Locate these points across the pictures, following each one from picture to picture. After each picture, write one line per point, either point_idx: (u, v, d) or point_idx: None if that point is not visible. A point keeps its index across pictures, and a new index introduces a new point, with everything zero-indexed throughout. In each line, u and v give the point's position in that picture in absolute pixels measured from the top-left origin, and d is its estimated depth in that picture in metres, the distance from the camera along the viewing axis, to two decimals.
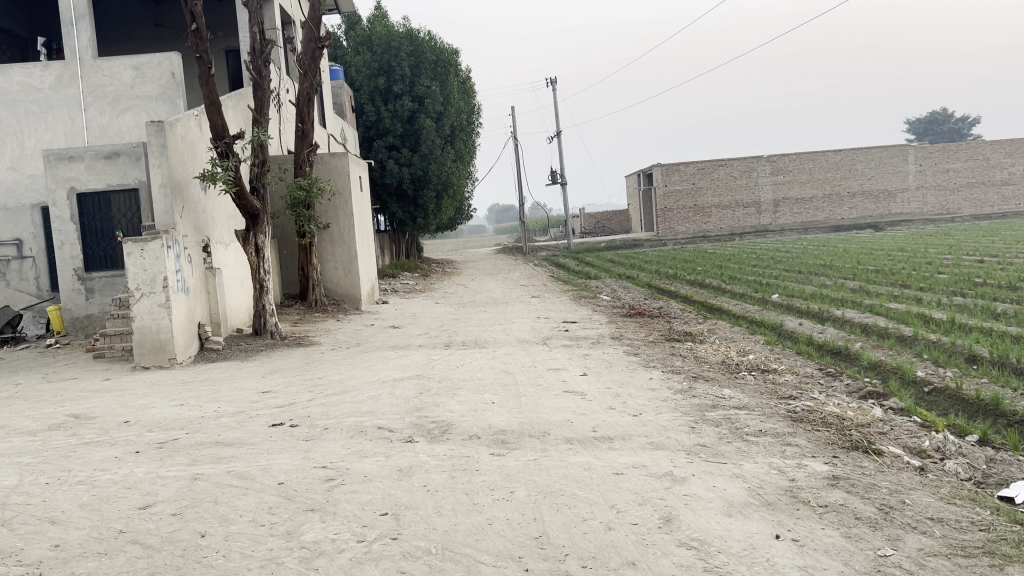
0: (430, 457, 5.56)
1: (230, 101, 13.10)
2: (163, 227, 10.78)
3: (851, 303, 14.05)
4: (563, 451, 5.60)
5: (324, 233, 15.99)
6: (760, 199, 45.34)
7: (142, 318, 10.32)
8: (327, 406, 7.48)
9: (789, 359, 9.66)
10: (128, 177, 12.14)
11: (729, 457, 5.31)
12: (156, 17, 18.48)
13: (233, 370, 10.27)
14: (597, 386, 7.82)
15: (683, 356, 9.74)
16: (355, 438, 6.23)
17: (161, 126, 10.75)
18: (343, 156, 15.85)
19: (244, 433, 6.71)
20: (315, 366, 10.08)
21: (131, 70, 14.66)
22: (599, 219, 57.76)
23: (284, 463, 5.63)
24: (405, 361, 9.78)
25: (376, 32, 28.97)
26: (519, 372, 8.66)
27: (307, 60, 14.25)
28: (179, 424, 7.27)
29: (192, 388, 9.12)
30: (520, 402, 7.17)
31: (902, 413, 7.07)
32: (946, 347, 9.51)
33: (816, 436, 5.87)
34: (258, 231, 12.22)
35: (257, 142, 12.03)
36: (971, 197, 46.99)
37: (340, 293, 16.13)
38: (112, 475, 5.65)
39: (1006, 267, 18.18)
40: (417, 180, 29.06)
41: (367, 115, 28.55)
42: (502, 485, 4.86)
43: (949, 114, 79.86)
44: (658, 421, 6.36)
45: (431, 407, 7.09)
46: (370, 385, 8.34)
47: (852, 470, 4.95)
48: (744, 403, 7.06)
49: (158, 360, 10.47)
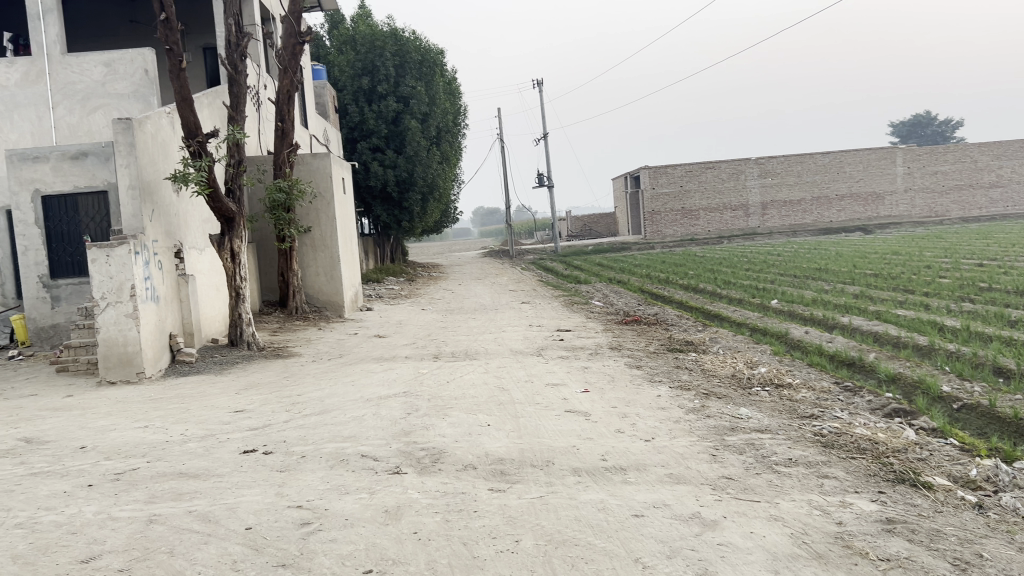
0: (420, 494, 4.88)
1: (204, 99, 12.37)
2: (131, 232, 10.05)
3: (856, 309, 13.48)
4: (571, 486, 4.95)
5: (305, 238, 15.23)
6: (748, 202, 44.90)
7: (108, 330, 9.56)
8: (305, 430, 6.77)
9: (802, 371, 9.05)
10: (96, 179, 11.42)
11: (762, 494, 4.68)
12: (132, 13, 17.74)
13: (206, 386, 9.53)
14: (602, 405, 7.17)
15: (689, 369, 9.11)
16: (336, 469, 5.55)
17: (129, 123, 9.99)
18: (324, 157, 15.14)
19: (211, 462, 6.02)
20: (294, 381, 9.37)
21: (102, 67, 13.88)
22: (586, 222, 57.22)
23: (254, 502, 4.94)
24: (391, 375, 9.07)
25: (359, 31, 28.29)
26: (515, 389, 7.97)
27: (287, 57, 13.51)
28: (141, 450, 6.55)
29: (160, 407, 8.38)
30: (518, 425, 6.50)
31: (936, 434, 6.45)
32: (967, 358, 8.91)
33: (854, 466, 5.24)
34: (233, 236, 11.48)
35: (232, 141, 11.31)
36: (960, 199, 46.70)
37: (322, 299, 15.36)
38: (56, 516, 4.93)
39: (1008, 270, 17.68)
40: (402, 183, 28.33)
41: (351, 116, 27.92)
42: (505, 531, 4.19)
43: (932, 116, 80.08)
44: (674, 448, 5.71)
45: (420, 431, 6.41)
46: (353, 404, 7.64)
47: (907, 510, 4.33)
48: (765, 425, 6.44)
49: (125, 375, 9.71)
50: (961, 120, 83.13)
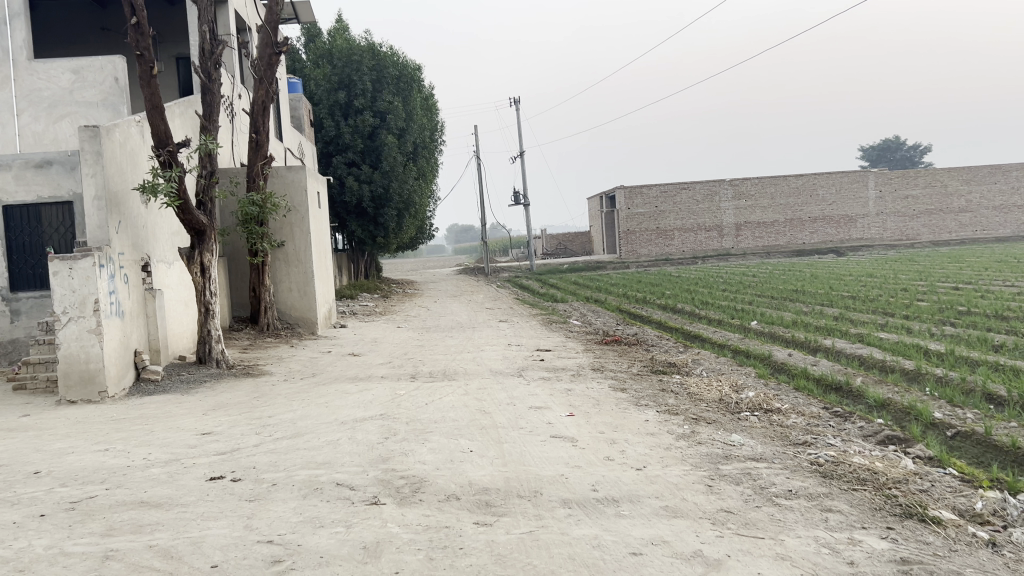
0: (400, 528, 4.54)
1: (177, 108, 12.00)
2: (96, 244, 9.62)
3: (838, 331, 13.34)
4: (562, 519, 4.65)
5: (278, 253, 14.81)
6: (722, 222, 45.11)
7: (69, 346, 9.10)
8: (276, 455, 6.40)
9: (790, 396, 8.82)
10: (61, 189, 10.98)
11: (765, 529, 4.42)
12: (102, 20, 17.27)
13: (172, 406, 9.09)
14: (589, 430, 6.89)
15: (675, 393, 8.85)
16: (309, 499, 5.19)
17: (96, 131, 9.56)
18: (299, 170, 14.77)
19: (175, 490, 5.64)
20: (264, 401, 8.96)
21: (70, 74, 13.40)
22: (560, 240, 57.19)
23: (220, 536, 4.58)
24: (367, 397, 8.71)
25: (336, 45, 28.02)
26: (498, 413, 7.64)
27: (262, 67, 13.20)
28: (99, 476, 6.14)
29: (122, 428, 7.94)
30: (502, 451, 6.20)
31: (934, 463, 6.24)
32: (957, 384, 8.73)
33: (857, 499, 5.00)
34: (204, 250, 11.06)
35: (204, 151, 10.93)
36: (930, 223, 47.22)
37: (294, 316, 14.95)
38: (4, 551, 4.53)
39: (984, 294, 17.71)
40: (378, 199, 28.00)
41: (327, 131, 27.44)
42: (495, 572, 3.88)
43: (901, 142, 81.41)
44: (668, 478, 5.44)
45: (399, 458, 6.07)
46: (327, 428, 7.27)
47: (920, 550, 4.10)
48: (760, 453, 6.19)
49: (86, 394, 9.25)
50: (929, 147, 84.68)
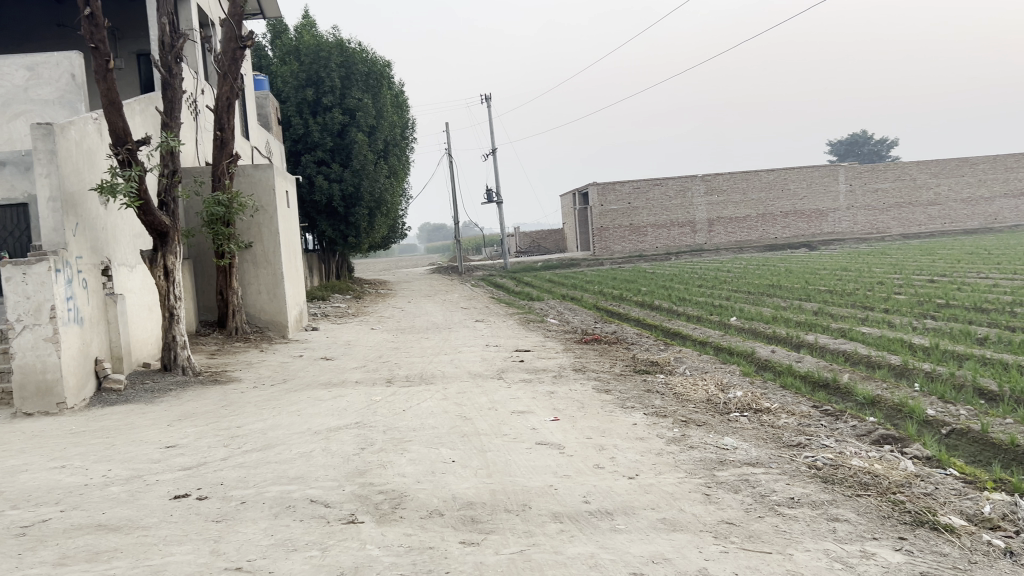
0: (381, 551, 4.20)
1: (137, 105, 11.52)
2: (52, 247, 9.10)
3: (819, 326, 13.16)
4: (554, 536, 4.34)
5: (245, 254, 14.32)
6: (694, 218, 45.16)
7: (24, 357, 8.61)
8: (245, 470, 6.02)
9: (777, 394, 8.59)
10: (16, 190, 10.35)
11: (772, 542, 4.15)
12: (59, 16, 16.67)
13: (135, 416, 8.64)
14: (574, 436, 6.58)
15: (661, 393, 8.58)
16: (280, 519, 4.83)
17: (49, 128, 9.02)
18: (267, 168, 14.30)
19: (136, 510, 5.25)
20: (233, 410, 8.56)
21: (24, 70, 12.44)
22: (534, 238, 56.91)
23: (183, 563, 4.20)
24: (342, 403, 8.36)
25: (304, 41, 27.42)
26: (479, 418, 7.33)
27: (226, 61, 12.74)
28: (54, 497, 5.71)
29: (81, 442, 7.50)
30: (487, 461, 5.88)
31: (933, 463, 6.01)
32: (946, 379, 8.55)
33: (863, 506, 4.74)
34: (166, 252, 10.57)
35: (166, 149, 10.45)
36: (899, 216, 47.62)
37: (263, 319, 14.50)
38: None
39: (961, 287, 17.67)
40: (348, 198, 27.51)
41: (295, 128, 26.87)
42: None
43: (868, 136, 82.35)
44: (662, 486, 5.16)
45: (377, 471, 5.72)
46: (299, 438, 6.89)
47: (938, 563, 3.85)
48: (755, 457, 5.92)
49: (43, 406, 8.78)
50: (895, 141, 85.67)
